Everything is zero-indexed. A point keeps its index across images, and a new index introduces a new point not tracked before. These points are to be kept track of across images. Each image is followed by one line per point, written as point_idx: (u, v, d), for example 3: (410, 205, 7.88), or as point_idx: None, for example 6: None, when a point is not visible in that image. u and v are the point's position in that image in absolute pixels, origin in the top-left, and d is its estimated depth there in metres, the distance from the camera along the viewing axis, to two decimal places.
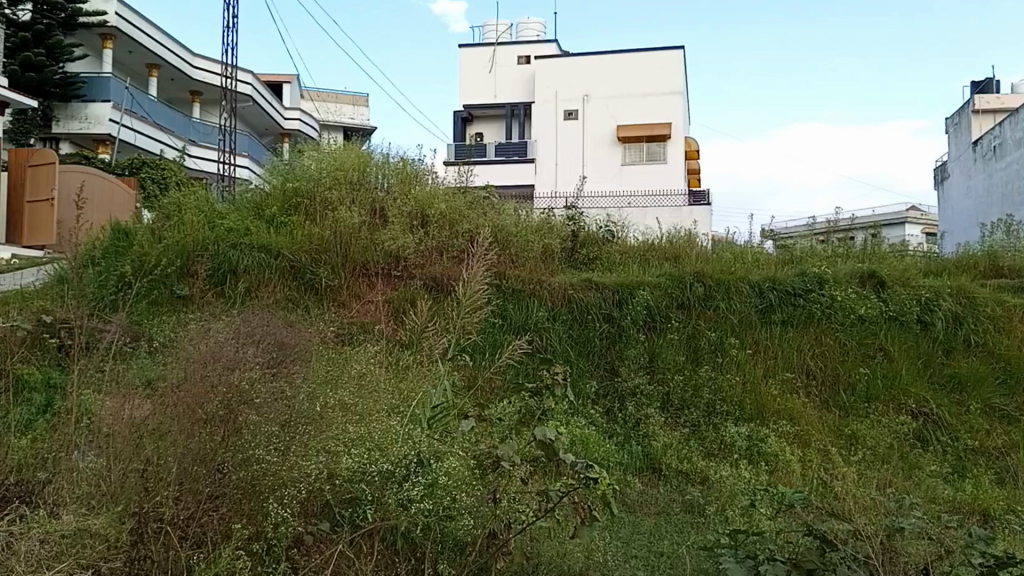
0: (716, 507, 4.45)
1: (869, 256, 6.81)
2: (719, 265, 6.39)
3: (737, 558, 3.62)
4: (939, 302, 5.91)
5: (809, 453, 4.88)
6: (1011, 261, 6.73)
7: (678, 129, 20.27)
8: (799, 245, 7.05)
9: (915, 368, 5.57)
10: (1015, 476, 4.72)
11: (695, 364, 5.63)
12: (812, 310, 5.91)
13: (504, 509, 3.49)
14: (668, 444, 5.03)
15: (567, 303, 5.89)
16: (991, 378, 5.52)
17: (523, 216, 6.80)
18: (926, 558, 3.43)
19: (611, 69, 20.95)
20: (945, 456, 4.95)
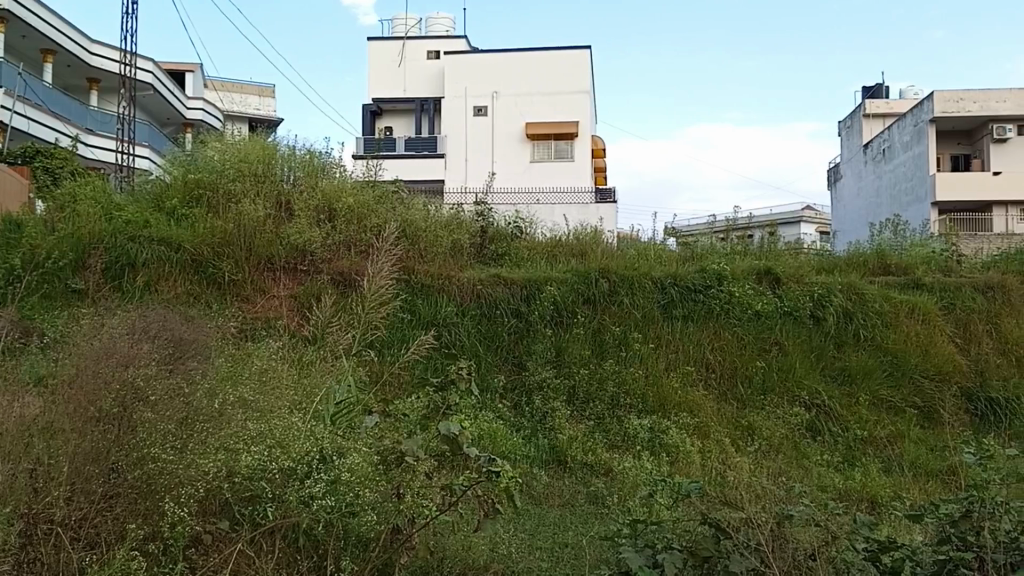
0: (621, 497, 4.55)
1: (766, 255, 7.03)
2: (624, 262, 6.49)
3: (636, 547, 3.72)
4: (830, 298, 6.15)
5: (708, 444, 5.03)
6: (898, 259, 7.04)
7: (585, 128, 20.54)
8: (700, 243, 7.22)
9: (808, 362, 5.79)
10: (899, 465, 5.00)
11: (600, 359, 5.72)
12: (712, 306, 6.08)
13: (407, 504, 3.43)
14: (573, 436, 5.11)
15: (475, 299, 5.94)
16: (879, 371, 5.76)
17: (432, 211, 6.80)
18: (812, 545, 3.53)
19: (518, 67, 20.98)
20: (835, 446, 5.19)
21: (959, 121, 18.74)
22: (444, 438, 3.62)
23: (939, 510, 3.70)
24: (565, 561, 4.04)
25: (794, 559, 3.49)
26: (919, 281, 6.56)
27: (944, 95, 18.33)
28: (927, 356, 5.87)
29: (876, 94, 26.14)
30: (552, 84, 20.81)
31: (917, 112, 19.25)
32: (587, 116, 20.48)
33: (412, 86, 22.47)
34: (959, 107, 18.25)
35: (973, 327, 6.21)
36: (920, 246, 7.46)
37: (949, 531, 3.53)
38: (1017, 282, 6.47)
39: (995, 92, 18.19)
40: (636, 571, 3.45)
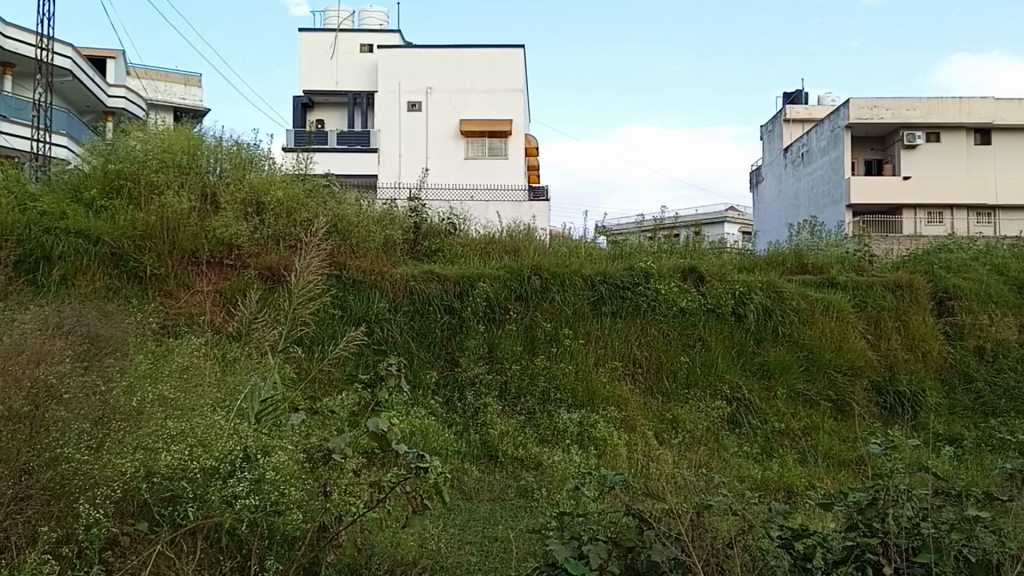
0: (549, 490, 4.61)
1: (691, 253, 7.24)
2: (556, 260, 6.57)
3: (564, 539, 3.76)
4: (750, 296, 6.36)
5: (635, 437, 5.18)
6: (814, 259, 7.31)
7: (519, 126, 20.67)
8: (629, 241, 7.36)
9: (729, 357, 5.99)
10: (814, 455, 5.24)
11: (531, 355, 5.79)
12: (639, 303, 6.22)
13: (334, 502, 3.38)
14: (504, 431, 5.17)
15: (408, 295, 5.94)
16: (795, 365, 6.01)
17: (364, 206, 6.74)
18: (728, 533, 3.74)
19: (452, 63, 20.87)
20: (754, 438, 5.41)
21: (873, 129, 19.56)
22: (372, 435, 3.48)
23: (847, 498, 3.88)
24: (495, 555, 4.10)
25: (711, 547, 3.68)
26: (835, 280, 6.86)
27: (860, 102, 19.10)
28: (841, 351, 6.15)
29: (796, 101, 27.14)
30: (486, 81, 20.81)
31: (835, 117, 20.00)
32: (521, 114, 20.57)
33: (344, 79, 22.05)
34: (873, 114, 19.03)
35: (884, 323, 6.52)
36: (835, 246, 7.77)
37: (858, 518, 3.68)
38: (923, 281, 6.83)
39: (907, 99, 18.96)
40: (562, 563, 3.48)
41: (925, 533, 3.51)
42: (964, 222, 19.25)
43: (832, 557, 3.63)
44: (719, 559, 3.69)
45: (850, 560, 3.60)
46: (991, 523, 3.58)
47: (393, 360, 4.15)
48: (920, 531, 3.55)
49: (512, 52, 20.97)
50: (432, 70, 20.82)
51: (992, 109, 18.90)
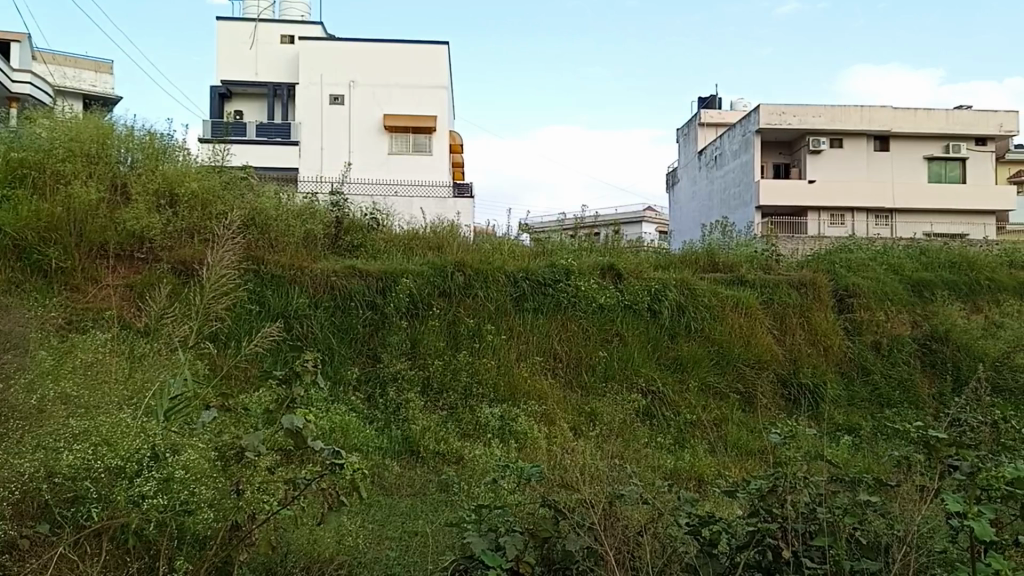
0: (468, 484, 4.65)
1: (610, 251, 7.43)
2: (479, 257, 6.66)
3: (481, 532, 3.82)
4: (665, 293, 6.59)
5: (554, 430, 5.28)
6: (725, 257, 7.61)
7: (442, 122, 20.57)
8: (551, 239, 7.49)
9: (645, 352, 6.20)
10: (723, 445, 5.46)
11: (454, 350, 5.85)
12: (560, 300, 6.37)
13: (247, 500, 3.32)
14: (426, 427, 5.20)
15: (329, 290, 5.93)
16: (706, 360, 6.25)
17: (284, 200, 6.67)
18: (640, 521, 3.84)
19: (377, 57, 20.53)
20: (667, 429, 5.62)
21: (784, 134, 20.33)
22: (287, 431, 3.37)
23: (750, 486, 4.04)
24: (414, 549, 4.12)
25: (623, 536, 3.78)
26: (744, 278, 7.16)
27: (769, 108, 19.79)
28: (750, 346, 6.42)
29: (711, 105, 27.96)
30: (411, 76, 20.61)
31: (746, 122, 20.72)
32: (445, 111, 20.48)
33: (263, 70, 21.47)
34: (782, 121, 19.77)
35: (789, 319, 6.84)
36: (745, 246, 8.05)
37: (759, 505, 3.84)
38: (825, 280, 7.19)
39: (811, 107, 19.74)
40: (480, 555, 3.53)
41: (821, 518, 3.71)
42: (863, 225, 20.08)
43: (735, 542, 3.82)
44: (630, 546, 3.76)
45: (753, 544, 3.75)
46: (881, 507, 3.78)
47: (310, 359, 4.10)
48: (816, 515, 3.74)
49: (437, 48, 20.77)
50: (356, 64, 20.45)
51: (889, 117, 19.84)
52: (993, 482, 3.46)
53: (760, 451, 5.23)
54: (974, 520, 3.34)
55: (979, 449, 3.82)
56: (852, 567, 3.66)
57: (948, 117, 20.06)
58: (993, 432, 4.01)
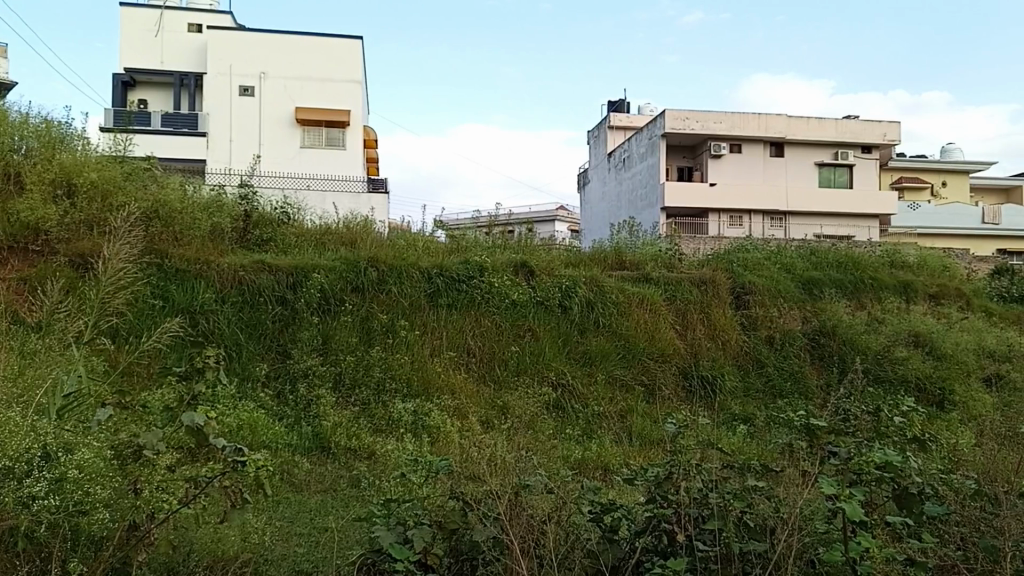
0: (379, 478, 4.68)
1: (522, 247, 7.72)
2: (393, 252, 6.87)
3: (389, 525, 3.87)
4: (576, 290, 6.94)
5: (466, 423, 5.40)
6: (632, 256, 8.04)
7: (356, 116, 19.98)
8: (466, 236, 7.72)
9: (556, 346, 6.47)
10: (629, 436, 5.70)
11: (367, 346, 5.99)
12: (473, 295, 6.64)
13: (145, 499, 3.28)
14: (337, 423, 5.23)
15: (236, 285, 6.00)
16: (613, 353, 6.58)
17: (190, 191, 6.78)
18: (545, 509, 3.97)
19: (289, 49, 19.73)
20: (576, 420, 5.81)
21: (684, 138, 20.76)
22: (187, 429, 3.30)
23: (648, 473, 4.22)
24: (323, 545, 4.13)
25: (529, 524, 3.86)
26: (649, 275, 7.60)
27: (673, 114, 20.20)
28: (655, 341, 6.77)
29: (620, 109, 28.59)
30: (323, 70, 19.90)
31: (651, 128, 21.30)
32: (359, 106, 19.96)
33: (169, 59, 20.34)
34: (686, 125, 20.20)
35: (690, 315, 7.27)
36: (651, 246, 8.55)
37: (656, 492, 3.99)
38: (724, 278, 7.72)
39: (712, 115, 20.27)
40: (388, 549, 3.56)
41: (711, 502, 3.89)
42: (761, 225, 20.71)
43: (635, 528, 4.04)
44: (535, 535, 3.85)
45: (649, 530, 3.94)
46: (768, 492, 4.03)
47: (212, 352, 4.01)
48: (708, 500, 3.93)
49: (352, 44, 20.27)
50: (268, 53, 19.59)
51: (785, 125, 20.70)
52: (865, 467, 3.69)
53: (661, 440, 5.49)
54: (846, 501, 3.55)
55: (856, 435, 4.05)
56: (740, 549, 3.84)
57: (836, 126, 21.01)
58: (873, 420, 4.18)
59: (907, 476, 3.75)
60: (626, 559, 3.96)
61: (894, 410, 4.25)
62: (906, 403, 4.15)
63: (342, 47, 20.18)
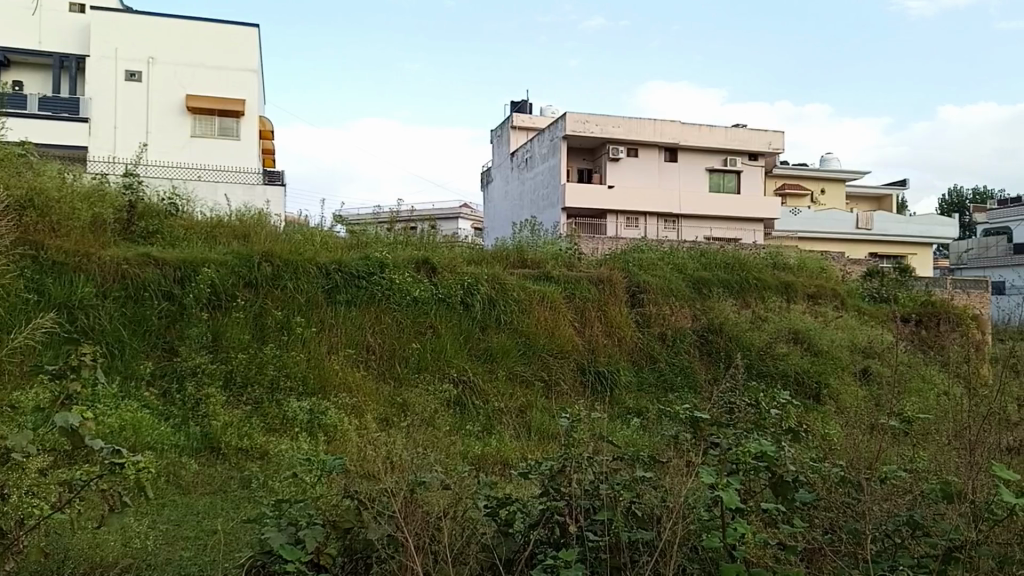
0: (269, 479, 4.61)
1: (424, 243, 8.07)
2: (290, 248, 6.98)
3: (281, 526, 3.77)
4: (478, 287, 7.27)
5: (363, 419, 5.59)
6: (533, 255, 8.41)
7: (252, 106, 18.29)
8: (366, 232, 8.08)
9: (457, 343, 6.79)
10: (528, 432, 5.97)
11: (261, 342, 6.04)
12: (373, 292, 6.87)
13: (12, 505, 3.02)
14: (228, 423, 5.17)
15: (119, 279, 5.96)
16: (514, 351, 6.92)
17: (70, 179, 6.76)
18: (440, 504, 4.00)
19: (178, 32, 17.87)
20: (477, 416, 6.09)
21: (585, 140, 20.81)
22: (58, 432, 2.96)
23: (542, 466, 4.32)
24: (212, 547, 3.95)
25: (423, 521, 3.84)
26: (550, 274, 7.95)
27: (576, 116, 20.24)
28: (553, 338, 7.17)
29: (522, 110, 28.15)
30: (217, 57, 18.12)
31: (554, 128, 21.13)
32: (256, 95, 18.32)
33: (48, 39, 18.66)
34: (585, 128, 20.34)
35: (588, 312, 7.73)
36: (551, 244, 9.07)
37: (549, 484, 4.11)
38: (620, 277, 8.22)
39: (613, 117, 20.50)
40: (277, 549, 3.46)
41: (603, 493, 4.03)
42: (654, 227, 21.20)
43: (528, 521, 4.11)
44: (430, 531, 3.85)
45: (542, 522, 4.06)
46: (655, 482, 4.11)
47: (87, 351, 3.75)
48: (599, 492, 4.06)
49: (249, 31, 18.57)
50: (155, 36, 17.69)
51: (679, 130, 21.07)
52: (742, 457, 3.90)
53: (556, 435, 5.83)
54: (724, 489, 3.70)
55: (738, 426, 4.33)
56: (629, 538, 3.94)
57: (725, 133, 21.49)
58: (753, 414, 4.43)
59: (782, 464, 3.97)
60: (520, 552, 4.03)
61: (770, 403, 4.53)
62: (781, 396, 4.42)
63: (238, 33, 18.43)
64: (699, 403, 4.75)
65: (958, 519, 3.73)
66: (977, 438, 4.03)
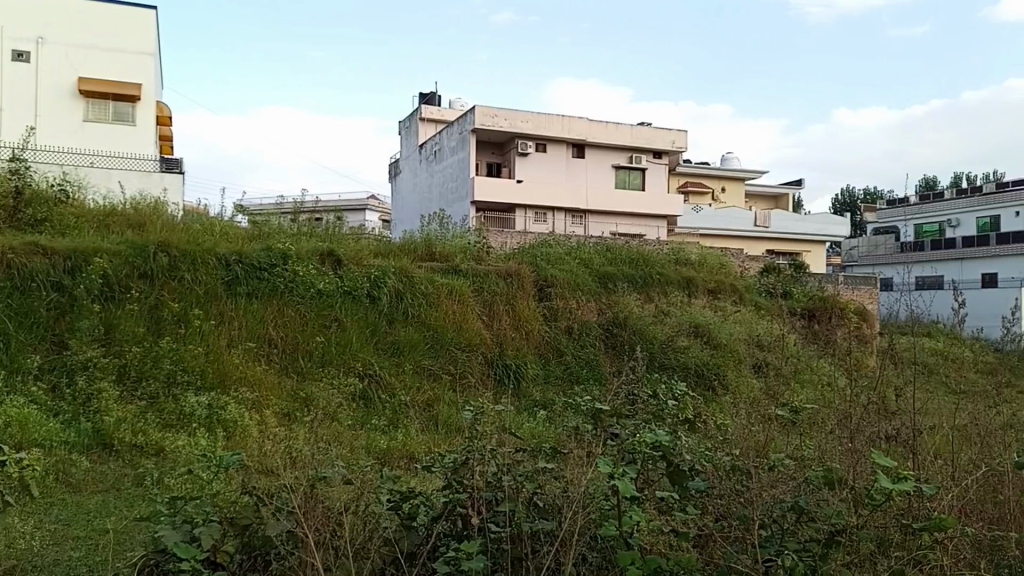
0: (163, 474, 4.57)
1: (329, 236, 8.62)
2: (187, 238, 7.24)
3: (174, 524, 3.54)
4: (384, 281, 7.71)
5: (265, 415, 5.78)
6: (442, 248, 9.04)
7: (150, 91, 17.08)
8: (269, 223, 8.55)
9: (364, 337, 7.18)
10: (437, 424, 6.31)
11: (156, 336, 6.21)
12: (275, 284, 7.17)
13: None
14: (121, 419, 5.18)
15: (5, 269, 6.09)
16: (421, 344, 7.38)
17: None
18: (342, 500, 3.75)
19: (67, 9, 16.47)
20: (381, 408, 6.45)
21: (493, 134, 20.81)
22: None
23: (445, 459, 4.21)
24: (103, 547, 3.77)
25: (325, 516, 3.66)
26: (459, 268, 8.53)
27: (483, 110, 20.19)
28: (461, 332, 7.69)
29: (431, 101, 27.63)
30: (110, 38, 16.81)
31: (462, 122, 21.03)
32: (154, 80, 17.10)
33: None
34: (494, 122, 20.30)
35: (495, 306, 8.30)
36: (460, 238, 9.74)
37: (452, 478, 4.00)
38: (528, 272, 8.84)
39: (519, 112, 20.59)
40: (172, 547, 3.22)
41: (505, 485, 3.94)
42: (563, 222, 21.43)
43: (431, 514, 3.94)
44: (331, 527, 3.66)
45: (445, 515, 3.91)
46: (557, 472, 4.08)
47: None
48: (501, 484, 3.97)
49: (148, 11, 17.34)
50: (41, 13, 16.22)
51: (584, 126, 21.35)
52: (637, 446, 3.94)
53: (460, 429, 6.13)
54: (620, 478, 3.67)
55: (637, 416, 4.42)
56: (530, 529, 3.87)
57: (631, 132, 21.94)
58: (652, 405, 4.53)
59: (678, 453, 4.04)
60: (422, 545, 3.85)
61: (668, 394, 4.65)
62: (676, 388, 4.57)
63: (134, 13, 17.17)
64: (600, 395, 4.88)
65: (840, 505, 3.77)
66: (857, 426, 4.21)
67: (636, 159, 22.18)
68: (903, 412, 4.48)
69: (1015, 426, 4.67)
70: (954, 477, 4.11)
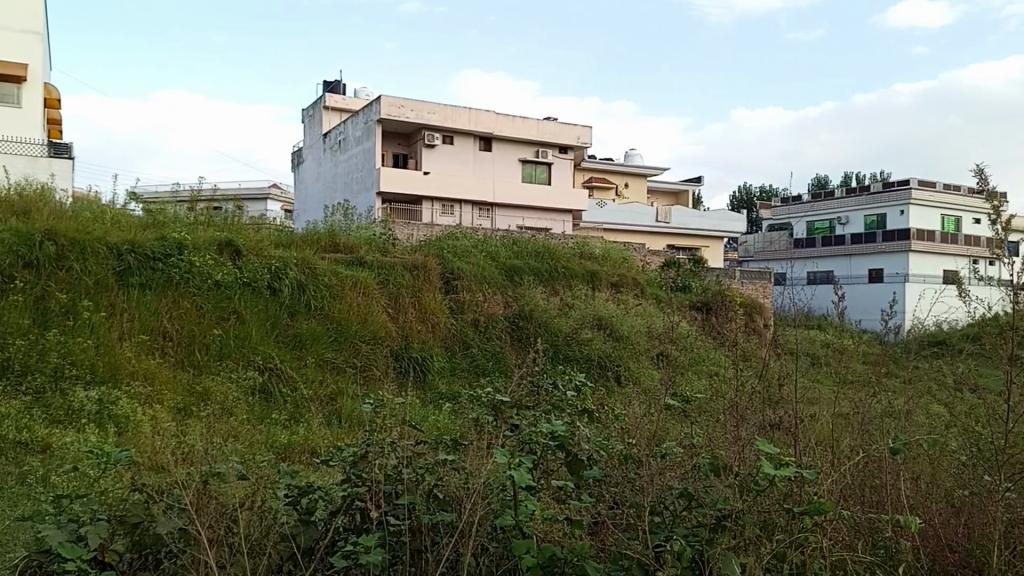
0: (48, 472, 4.39)
1: (228, 225, 8.63)
2: (77, 227, 7.19)
3: (59, 523, 3.32)
4: (286, 272, 7.81)
5: (158, 409, 5.61)
6: (346, 240, 9.24)
7: (37, 72, 16.17)
8: (167, 212, 8.52)
9: (263, 329, 7.16)
10: (338, 417, 6.31)
11: (43, 328, 6.09)
12: (170, 276, 7.15)
13: None
14: (3, 415, 4.96)
15: None
16: (325, 337, 7.40)
17: None
18: (239, 497, 3.62)
19: None
20: (282, 401, 6.40)
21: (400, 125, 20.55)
22: None
23: (344, 453, 4.05)
24: None
25: (218, 513, 3.46)
26: (363, 260, 8.73)
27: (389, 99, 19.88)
28: (366, 324, 7.82)
29: (337, 89, 27.11)
30: None
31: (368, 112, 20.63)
32: (41, 61, 16.24)
33: None
34: (400, 112, 20.00)
35: (401, 299, 8.49)
36: (366, 231, 10.01)
37: (352, 471, 3.84)
38: (434, 264, 9.16)
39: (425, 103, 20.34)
40: (57, 548, 2.99)
41: (404, 479, 3.78)
42: (470, 215, 21.56)
43: (330, 508, 3.78)
44: (224, 524, 3.49)
45: (343, 509, 3.74)
46: (457, 464, 3.98)
47: None
48: (400, 477, 3.81)
49: None
50: None
51: (491, 119, 21.38)
52: (534, 437, 4.06)
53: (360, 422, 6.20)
54: (516, 469, 3.60)
55: (535, 408, 4.46)
56: (428, 521, 3.75)
57: (538, 125, 22.16)
58: (551, 397, 4.59)
59: (577, 444, 4.04)
60: (320, 540, 3.68)
61: (568, 385, 4.70)
62: (576, 379, 4.64)
63: None
64: (503, 387, 4.93)
65: (727, 490, 3.79)
66: (742, 416, 4.38)
67: (542, 153, 22.36)
68: (786, 401, 4.69)
69: (895, 413, 4.91)
70: (833, 463, 4.23)
